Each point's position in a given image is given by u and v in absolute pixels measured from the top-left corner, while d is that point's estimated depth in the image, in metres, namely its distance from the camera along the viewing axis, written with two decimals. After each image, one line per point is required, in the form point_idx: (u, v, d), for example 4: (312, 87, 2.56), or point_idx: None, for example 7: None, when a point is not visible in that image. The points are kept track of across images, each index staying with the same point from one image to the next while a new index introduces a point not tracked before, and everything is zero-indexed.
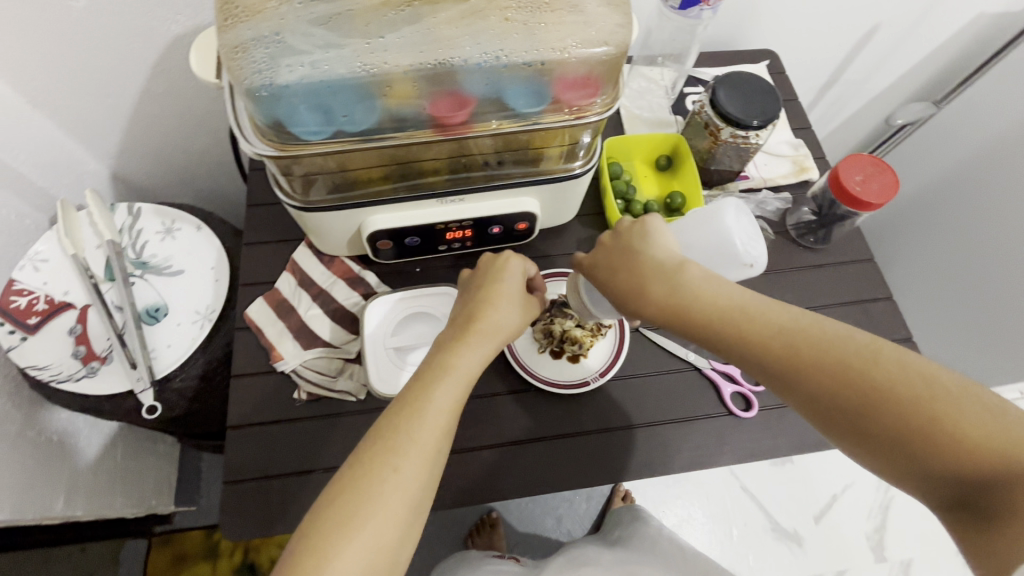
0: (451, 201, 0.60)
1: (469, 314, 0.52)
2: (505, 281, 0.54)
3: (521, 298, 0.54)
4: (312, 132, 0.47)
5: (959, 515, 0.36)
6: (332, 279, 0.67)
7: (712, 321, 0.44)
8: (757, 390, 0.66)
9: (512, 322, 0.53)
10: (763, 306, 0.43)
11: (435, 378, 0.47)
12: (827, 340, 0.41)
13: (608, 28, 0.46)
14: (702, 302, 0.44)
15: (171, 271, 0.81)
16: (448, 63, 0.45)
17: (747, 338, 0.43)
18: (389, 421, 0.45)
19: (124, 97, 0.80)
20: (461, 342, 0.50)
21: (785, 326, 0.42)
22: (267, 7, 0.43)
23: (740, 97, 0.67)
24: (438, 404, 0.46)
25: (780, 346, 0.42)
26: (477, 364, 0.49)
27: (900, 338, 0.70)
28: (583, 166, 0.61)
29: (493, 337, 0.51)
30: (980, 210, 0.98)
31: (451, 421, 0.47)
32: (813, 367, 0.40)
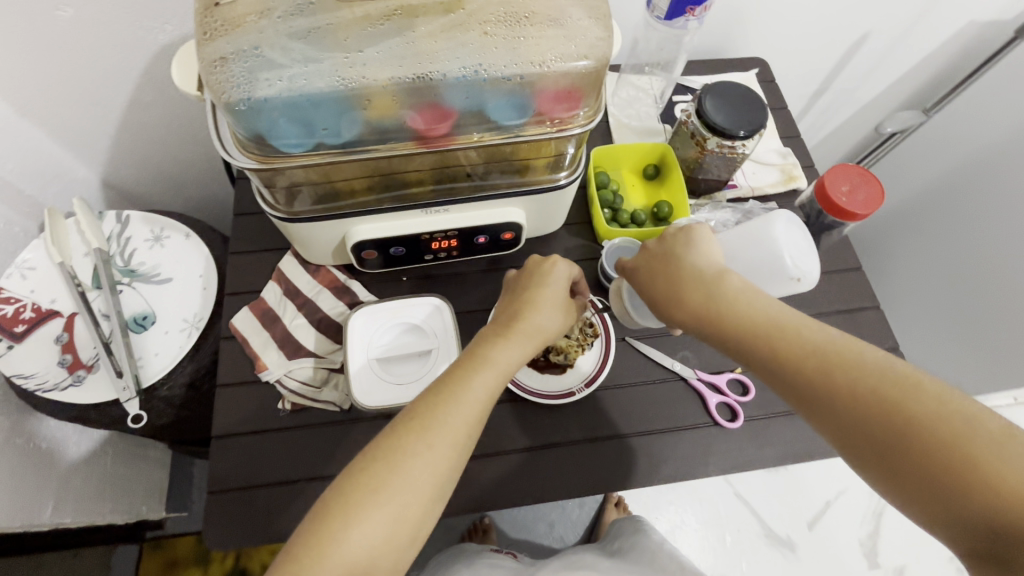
0: (436, 211, 0.60)
1: (515, 312, 0.53)
2: (552, 284, 0.55)
3: (564, 301, 0.55)
4: (294, 144, 0.47)
5: (988, 565, 0.34)
6: (318, 289, 0.67)
7: (746, 329, 0.44)
8: (743, 400, 0.66)
9: (554, 324, 0.53)
10: (800, 324, 0.43)
11: (477, 368, 0.48)
12: (862, 363, 0.40)
13: (588, 42, 0.46)
14: (739, 312, 0.45)
15: (159, 279, 0.81)
16: (429, 77, 0.45)
17: (781, 352, 0.43)
18: (429, 401, 0.46)
19: (113, 106, 0.80)
20: (505, 338, 0.50)
21: (821, 344, 0.42)
22: (247, 21, 0.43)
23: (726, 107, 0.67)
24: (477, 392, 0.47)
25: (813, 363, 0.41)
26: (516, 361, 0.49)
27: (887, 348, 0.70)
28: (568, 177, 0.61)
29: (535, 338, 0.52)
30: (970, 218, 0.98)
31: (485, 412, 0.47)
32: (844, 386, 0.40)
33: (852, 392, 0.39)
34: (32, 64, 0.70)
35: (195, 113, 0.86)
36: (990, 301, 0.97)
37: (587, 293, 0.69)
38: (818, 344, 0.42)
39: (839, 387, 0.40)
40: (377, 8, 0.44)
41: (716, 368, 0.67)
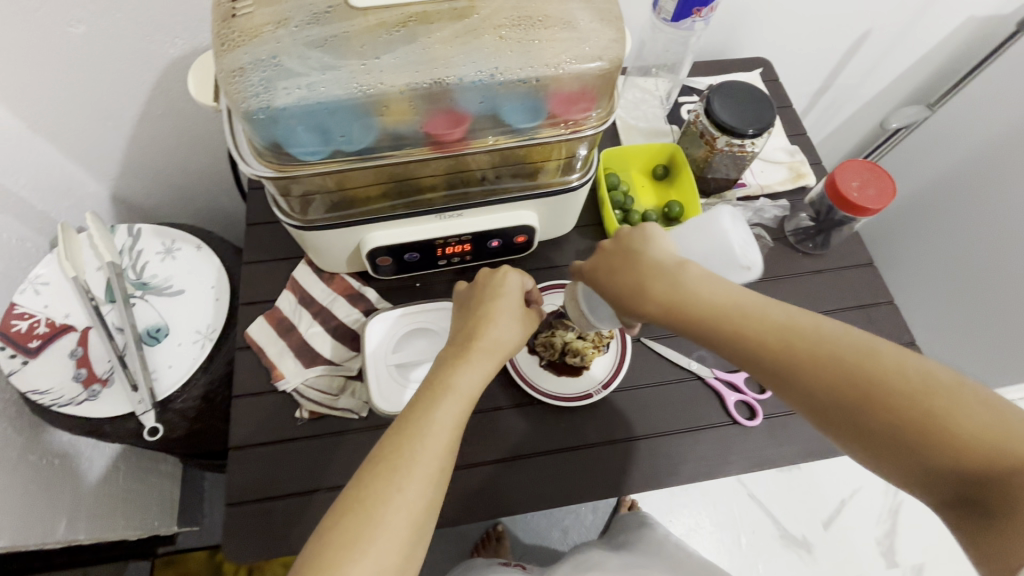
0: (449, 216, 0.60)
1: (469, 333, 0.53)
2: (502, 300, 0.55)
3: (521, 314, 0.55)
4: (310, 152, 0.47)
5: (958, 511, 0.36)
6: (332, 296, 0.67)
7: (711, 320, 0.43)
8: (761, 398, 0.65)
9: (513, 336, 0.54)
10: (756, 305, 0.42)
11: (438, 395, 0.48)
12: (819, 336, 0.40)
13: (603, 43, 0.46)
14: (703, 302, 0.43)
15: (171, 291, 0.81)
16: (445, 82, 0.45)
17: (744, 337, 0.41)
18: (392, 442, 0.45)
19: (123, 120, 0.81)
20: (462, 361, 0.50)
21: (780, 323, 0.41)
22: (264, 30, 0.43)
23: (734, 106, 0.67)
24: (441, 421, 0.46)
25: (776, 343, 0.41)
26: (477, 381, 0.49)
27: (903, 342, 0.69)
28: (580, 179, 0.62)
29: (494, 354, 0.52)
30: (980, 212, 0.98)
31: (456, 436, 0.47)
32: (806, 364, 0.40)
33: (816, 370, 0.39)
34: (46, 80, 0.71)
35: (204, 126, 0.87)
36: (1000, 294, 0.97)
37: None
38: (777, 321, 0.41)
39: (804, 364, 0.40)
40: (393, 13, 0.44)
41: (733, 366, 0.67)
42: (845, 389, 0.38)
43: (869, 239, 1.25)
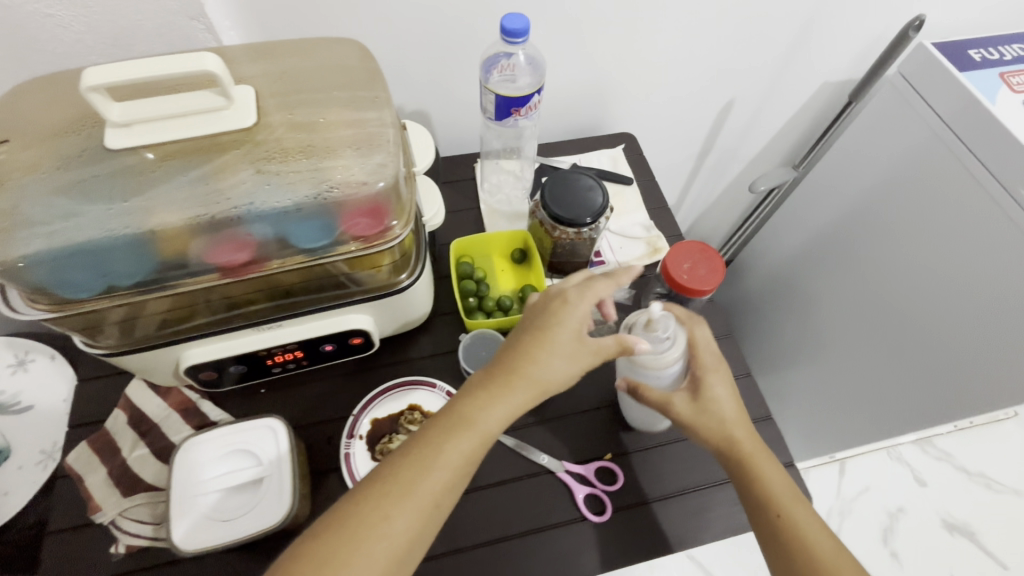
0: (273, 326, 0.60)
1: (512, 358, 0.51)
2: (557, 328, 0.51)
3: (572, 348, 0.51)
4: (89, 288, 0.46)
5: None
6: (166, 413, 0.64)
7: (757, 493, 0.55)
8: (613, 489, 0.63)
9: (556, 373, 0.51)
10: (797, 506, 0.54)
11: (456, 429, 0.47)
12: (830, 548, 0.52)
13: (377, 163, 0.47)
14: (757, 483, 0.55)
15: (18, 408, 0.77)
16: (221, 214, 0.45)
17: (774, 518, 0.54)
18: (403, 463, 0.46)
19: None
20: (493, 394, 0.49)
21: (806, 530, 0.53)
22: (7, 180, 0.42)
23: (565, 197, 0.68)
24: (452, 455, 0.46)
25: (792, 537, 0.53)
26: (499, 420, 0.48)
27: (759, 417, 0.69)
28: (409, 278, 0.62)
29: (532, 388, 0.50)
30: (883, 251, 0.94)
31: (463, 473, 0.47)
32: (809, 561, 0.51)
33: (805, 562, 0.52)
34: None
35: None
36: (900, 336, 0.92)
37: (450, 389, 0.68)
38: (811, 533, 0.53)
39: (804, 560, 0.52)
40: (154, 152, 0.44)
41: (585, 457, 0.65)
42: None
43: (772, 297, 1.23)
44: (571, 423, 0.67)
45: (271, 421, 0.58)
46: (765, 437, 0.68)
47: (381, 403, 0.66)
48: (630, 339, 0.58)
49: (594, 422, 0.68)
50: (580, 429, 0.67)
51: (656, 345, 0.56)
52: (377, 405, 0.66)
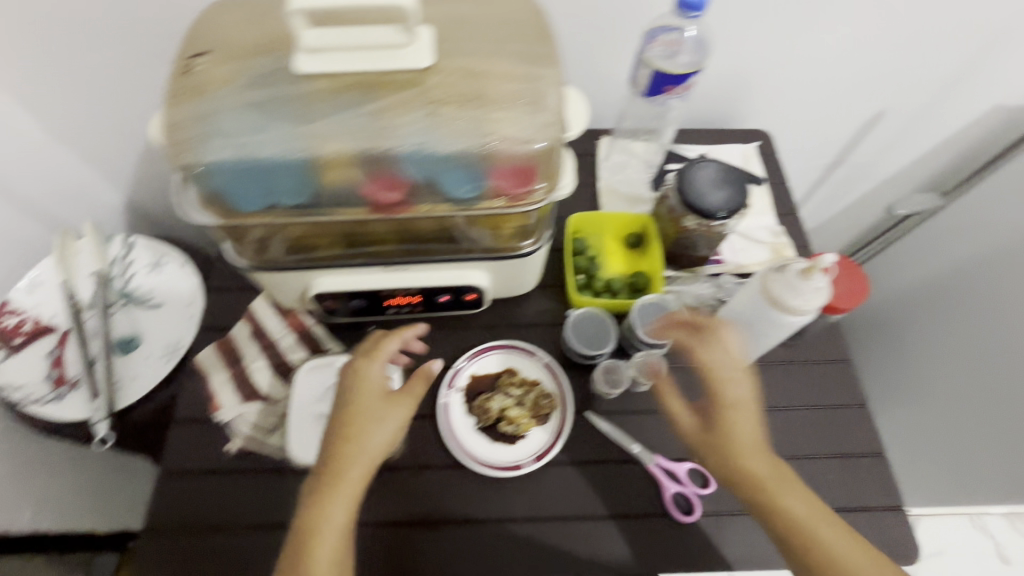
0: (399, 269, 0.61)
1: (336, 444, 0.53)
2: (362, 401, 0.55)
3: (378, 412, 0.55)
4: (255, 203, 0.49)
5: None
6: (284, 332, 0.68)
7: (746, 480, 0.51)
8: (703, 492, 0.61)
9: (381, 439, 0.54)
10: (780, 489, 0.50)
11: (317, 531, 0.49)
12: (820, 516, 0.49)
13: (544, 123, 0.47)
14: (744, 470, 0.51)
15: (150, 304, 0.84)
16: (378, 151, 0.46)
17: (772, 504, 0.50)
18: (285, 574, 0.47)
19: (133, 138, 0.89)
20: (330, 484, 0.51)
21: (801, 509, 0.49)
22: (210, 89, 0.45)
23: (704, 187, 0.66)
24: (325, 550, 0.48)
25: (781, 518, 0.49)
26: (344, 505, 0.50)
27: (870, 453, 0.64)
28: (533, 245, 0.62)
29: (362, 465, 0.52)
30: (1009, 298, 0.85)
31: (343, 546, 0.49)
32: (807, 539, 0.48)
33: (798, 536, 0.49)
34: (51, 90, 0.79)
35: None
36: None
37: (548, 359, 0.67)
38: (789, 508, 0.49)
39: (801, 538, 0.48)
40: (337, 82, 0.46)
41: (677, 455, 0.64)
42: (812, 560, 0.48)
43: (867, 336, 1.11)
44: (664, 419, 0.66)
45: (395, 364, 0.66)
46: (873, 474, 0.63)
47: (479, 361, 0.67)
48: (778, 283, 0.53)
49: None
50: (673, 427, 0.65)
51: (797, 290, 0.52)
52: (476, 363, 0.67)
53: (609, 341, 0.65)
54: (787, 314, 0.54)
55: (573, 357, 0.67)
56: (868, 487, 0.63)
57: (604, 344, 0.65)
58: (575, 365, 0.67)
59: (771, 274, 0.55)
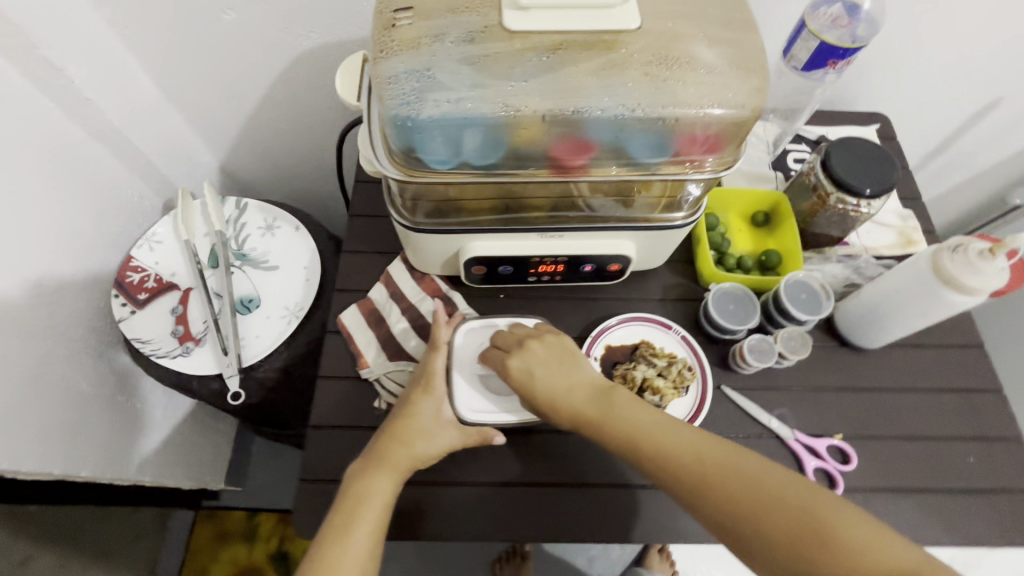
0: (553, 237, 0.61)
1: (385, 442, 0.56)
2: (419, 414, 0.57)
3: (430, 428, 0.57)
4: (440, 161, 0.49)
5: None
6: (421, 295, 0.69)
7: (610, 421, 0.51)
8: (843, 469, 0.62)
9: (432, 445, 0.57)
10: (594, 410, 0.52)
11: (354, 515, 0.52)
12: (739, 470, 0.45)
13: (745, 91, 0.46)
14: (620, 421, 0.51)
15: (267, 265, 0.85)
16: (573, 111, 0.46)
17: (636, 446, 0.49)
18: (331, 530, 0.52)
19: (246, 100, 0.90)
20: (378, 469, 0.54)
21: (702, 452, 0.47)
22: (422, 43, 0.46)
23: (854, 163, 0.65)
24: (364, 522, 0.52)
25: (692, 466, 0.46)
26: (386, 496, 0.53)
27: (1009, 438, 0.64)
28: (686, 218, 0.61)
29: (405, 467, 0.55)
30: None
31: (379, 527, 0.52)
32: (712, 487, 0.45)
33: (712, 488, 0.45)
34: (181, 48, 0.79)
35: (317, 114, 0.93)
36: None
37: (685, 334, 0.68)
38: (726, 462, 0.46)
39: (703, 488, 0.45)
40: (544, 39, 0.46)
41: (814, 431, 0.64)
42: (738, 524, 0.44)
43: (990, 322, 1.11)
44: (801, 396, 0.66)
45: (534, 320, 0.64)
46: (1010, 459, 0.63)
47: (616, 332, 0.68)
48: (953, 261, 0.54)
49: (826, 400, 0.66)
50: (810, 404, 0.66)
51: (973, 264, 0.52)
52: (612, 333, 0.68)
53: (752, 318, 0.66)
54: (954, 288, 0.54)
55: (710, 333, 0.67)
56: (1008, 471, 0.63)
57: (746, 320, 0.66)
58: (710, 341, 0.68)
59: (944, 251, 0.55)
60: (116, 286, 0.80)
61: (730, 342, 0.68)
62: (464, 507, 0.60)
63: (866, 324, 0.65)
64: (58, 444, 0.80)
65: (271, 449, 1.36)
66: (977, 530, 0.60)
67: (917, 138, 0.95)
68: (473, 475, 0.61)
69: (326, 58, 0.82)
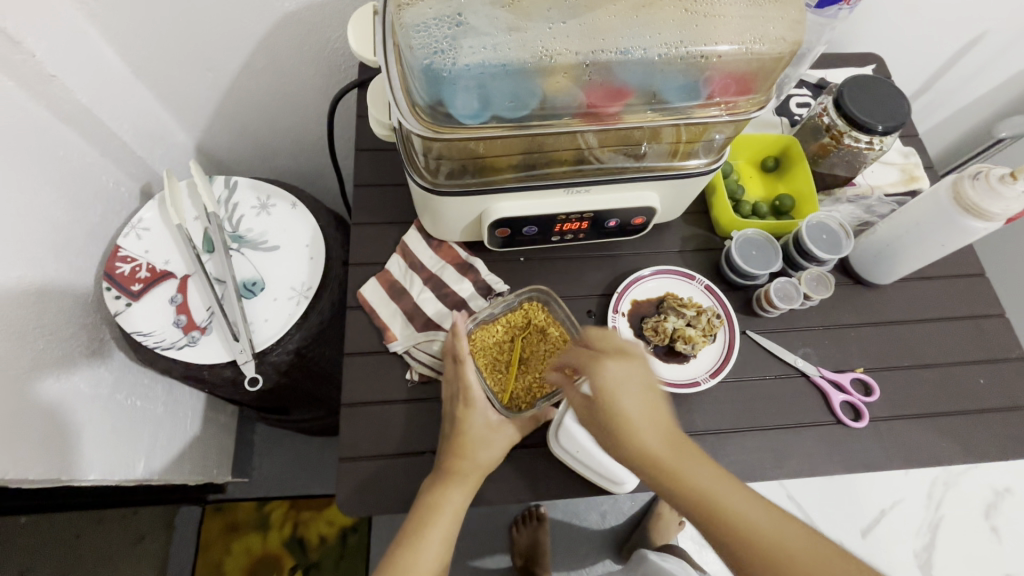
0: (580, 192, 0.59)
1: (450, 458, 0.55)
2: (474, 429, 0.55)
3: (489, 437, 0.56)
4: (471, 116, 0.46)
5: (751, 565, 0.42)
6: (441, 264, 0.67)
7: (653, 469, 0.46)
8: (867, 400, 0.64)
9: (491, 449, 0.56)
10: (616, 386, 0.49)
11: (428, 522, 0.54)
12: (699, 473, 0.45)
13: (784, 25, 0.46)
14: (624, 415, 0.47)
15: (266, 246, 0.81)
16: (611, 53, 0.44)
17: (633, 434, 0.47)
18: (408, 532, 0.54)
19: (224, 71, 0.84)
20: (444, 485, 0.54)
21: (720, 497, 0.43)
22: None
23: (867, 100, 0.65)
24: (436, 532, 0.54)
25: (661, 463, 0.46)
26: (459, 505, 0.54)
27: (1015, 358, 0.68)
28: (709, 164, 0.60)
29: (472, 478, 0.55)
30: None
31: (453, 528, 0.55)
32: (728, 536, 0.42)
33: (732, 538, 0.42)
34: (149, 14, 0.72)
35: (301, 83, 0.88)
36: None
37: (708, 283, 0.68)
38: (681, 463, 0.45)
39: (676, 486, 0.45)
40: None
41: (838, 366, 0.66)
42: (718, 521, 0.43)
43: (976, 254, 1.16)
44: (823, 334, 0.68)
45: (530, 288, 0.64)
46: (1017, 377, 0.67)
47: (643, 285, 0.68)
48: (974, 189, 0.55)
49: (847, 336, 0.68)
50: (832, 341, 0.67)
51: (988, 193, 0.54)
52: (638, 287, 0.68)
53: (774, 262, 0.67)
54: (966, 213, 0.56)
55: (732, 280, 0.68)
56: (1016, 387, 0.66)
57: (769, 264, 0.67)
58: (732, 288, 0.69)
59: (965, 180, 0.56)
60: (106, 279, 0.75)
61: (752, 288, 0.69)
62: (509, 468, 0.60)
63: (880, 259, 0.67)
64: (60, 448, 0.76)
65: (275, 437, 1.33)
66: (992, 445, 0.63)
67: (907, 79, 0.96)
68: None
69: (310, 19, 0.77)
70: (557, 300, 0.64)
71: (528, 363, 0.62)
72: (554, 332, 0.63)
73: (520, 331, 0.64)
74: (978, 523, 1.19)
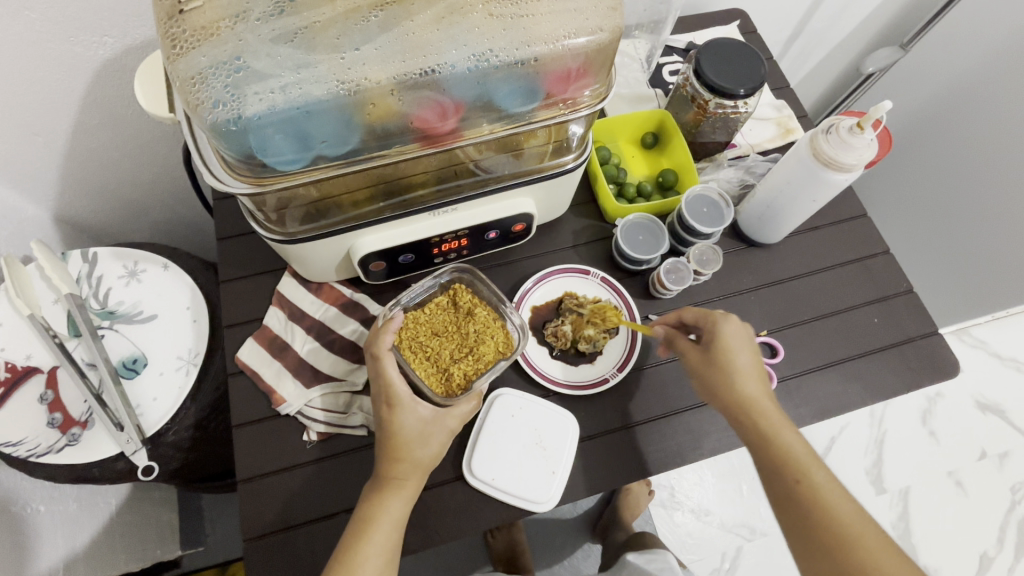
0: (447, 211, 0.56)
1: (391, 457, 0.52)
2: (404, 422, 0.52)
3: (423, 432, 0.53)
4: (290, 162, 0.42)
5: None
6: (323, 308, 0.63)
7: (769, 446, 0.51)
8: (773, 362, 0.65)
9: (429, 445, 0.53)
10: (766, 403, 0.53)
11: (363, 533, 0.49)
12: (843, 512, 0.47)
13: (600, 14, 0.44)
14: (779, 437, 0.51)
15: (142, 317, 0.74)
16: (425, 71, 0.41)
17: (771, 444, 0.51)
18: (341, 553, 0.49)
19: (55, 134, 0.75)
20: (380, 490, 0.51)
21: (862, 531, 0.47)
22: (221, 28, 0.39)
23: (723, 65, 0.65)
24: (374, 547, 0.49)
25: (800, 475, 0.49)
26: (401, 510, 0.51)
27: (903, 291, 0.70)
28: (576, 159, 0.57)
29: (414, 479, 0.52)
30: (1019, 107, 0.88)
31: (393, 543, 0.50)
32: (830, 527, 0.47)
33: (835, 530, 0.47)
34: None
35: (150, 131, 0.80)
36: None
37: (604, 275, 0.67)
38: (828, 492, 0.49)
39: (813, 514, 0.48)
40: None
41: None
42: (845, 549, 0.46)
43: (874, 181, 1.20)
44: (724, 305, 0.68)
45: (452, 269, 0.61)
46: (908, 309, 0.69)
47: (535, 294, 0.66)
48: (829, 143, 0.56)
49: (747, 302, 0.68)
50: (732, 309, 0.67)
51: (840, 144, 0.55)
52: (532, 296, 0.66)
53: (662, 243, 0.66)
54: (823, 162, 0.57)
55: (626, 268, 0.67)
56: (908, 320, 0.69)
57: (658, 246, 0.66)
58: (629, 275, 0.68)
59: (819, 135, 0.57)
60: None
61: (647, 272, 0.68)
62: (429, 513, 0.56)
63: (765, 220, 0.67)
64: None
65: None
66: (893, 379, 0.66)
67: (778, 28, 0.97)
68: (435, 476, 0.58)
69: (135, 63, 0.69)
70: (480, 278, 0.62)
71: (460, 346, 0.59)
72: (482, 311, 0.60)
73: (448, 315, 0.60)
74: (917, 430, 1.25)
